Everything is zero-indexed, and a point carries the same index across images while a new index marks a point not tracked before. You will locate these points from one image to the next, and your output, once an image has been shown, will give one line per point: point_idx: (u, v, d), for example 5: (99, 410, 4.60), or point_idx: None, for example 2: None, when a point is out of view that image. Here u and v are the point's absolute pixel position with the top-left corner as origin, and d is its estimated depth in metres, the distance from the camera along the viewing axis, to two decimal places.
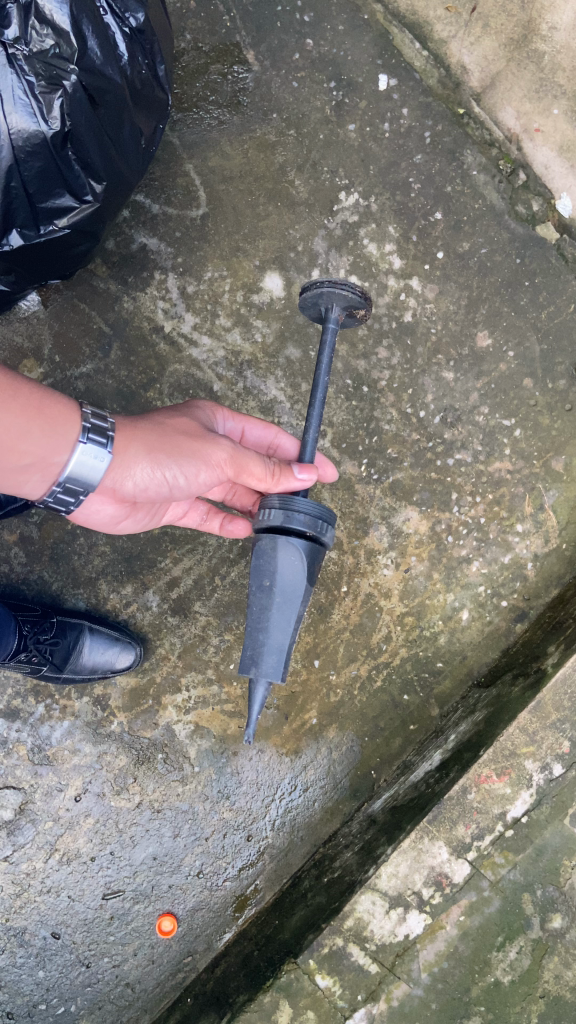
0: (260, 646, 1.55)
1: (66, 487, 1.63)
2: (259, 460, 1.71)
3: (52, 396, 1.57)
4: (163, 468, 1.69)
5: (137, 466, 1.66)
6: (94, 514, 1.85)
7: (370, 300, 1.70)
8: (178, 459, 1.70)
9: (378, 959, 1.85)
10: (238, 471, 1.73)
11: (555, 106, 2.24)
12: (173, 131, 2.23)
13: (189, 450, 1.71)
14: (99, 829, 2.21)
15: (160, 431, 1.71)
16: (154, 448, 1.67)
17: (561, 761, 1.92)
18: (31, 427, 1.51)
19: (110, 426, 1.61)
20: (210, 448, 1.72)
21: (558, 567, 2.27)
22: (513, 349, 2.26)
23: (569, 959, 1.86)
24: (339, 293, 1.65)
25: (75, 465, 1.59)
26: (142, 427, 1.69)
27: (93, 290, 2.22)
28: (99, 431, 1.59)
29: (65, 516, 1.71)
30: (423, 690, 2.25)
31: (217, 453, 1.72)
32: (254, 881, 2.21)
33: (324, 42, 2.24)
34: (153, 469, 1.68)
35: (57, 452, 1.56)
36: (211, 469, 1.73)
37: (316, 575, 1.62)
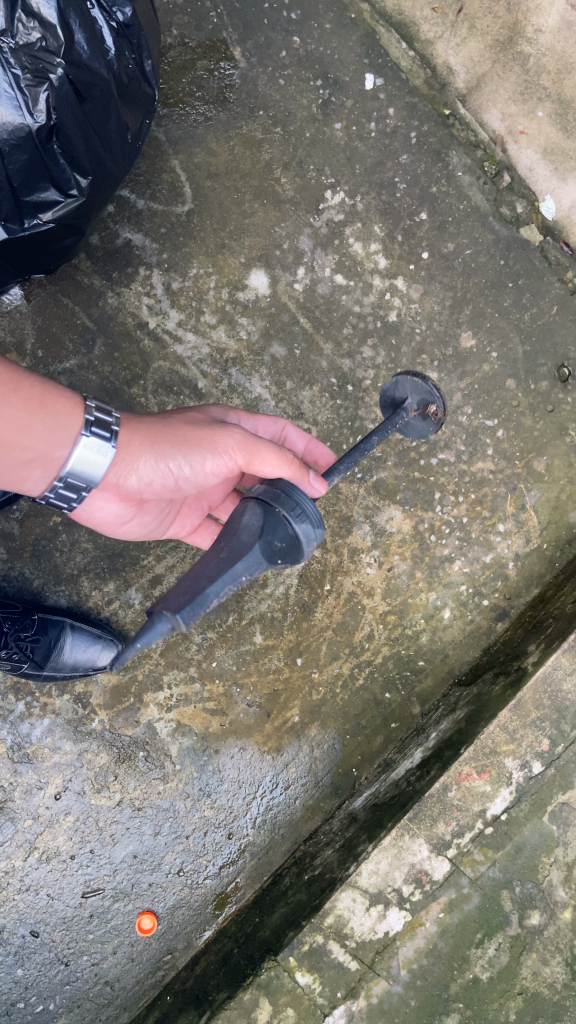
0: (179, 586, 1.33)
1: (68, 482, 1.64)
2: (271, 449, 1.64)
3: (56, 392, 1.60)
4: (167, 458, 1.69)
5: (141, 459, 1.67)
6: (97, 512, 1.83)
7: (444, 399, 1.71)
8: (182, 450, 1.69)
9: (358, 956, 1.86)
10: (249, 463, 1.67)
11: (539, 109, 2.25)
12: (159, 126, 2.21)
13: (194, 440, 1.69)
14: (79, 827, 2.20)
15: (166, 424, 1.72)
16: (157, 439, 1.67)
17: (541, 759, 1.94)
18: (33, 420, 1.54)
19: (114, 422, 1.63)
20: (216, 438, 1.68)
21: (538, 566, 2.29)
22: (496, 349, 2.27)
23: (546, 956, 1.89)
24: (415, 383, 1.71)
25: (77, 461, 1.60)
26: (149, 422, 1.71)
27: (77, 285, 2.20)
28: (102, 428, 1.60)
29: (66, 513, 1.73)
30: (405, 689, 2.27)
31: (225, 442, 1.68)
32: (234, 879, 2.22)
33: (311, 40, 2.24)
34: (157, 461, 1.68)
35: (59, 446, 1.57)
36: (218, 459, 1.69)
37: (278, 561, 1.41)
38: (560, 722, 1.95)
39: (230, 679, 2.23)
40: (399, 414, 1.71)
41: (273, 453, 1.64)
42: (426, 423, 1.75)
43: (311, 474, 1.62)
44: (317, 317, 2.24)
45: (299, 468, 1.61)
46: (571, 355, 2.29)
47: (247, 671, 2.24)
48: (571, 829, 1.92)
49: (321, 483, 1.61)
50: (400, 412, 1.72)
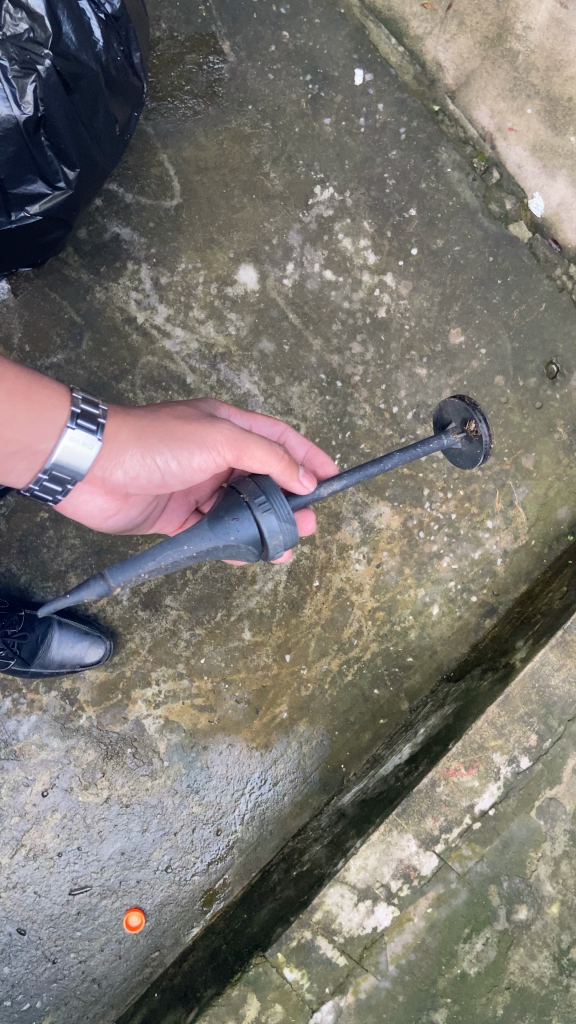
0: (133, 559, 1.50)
1: (52, 475, 1.63)
2: (261, 445, 1.64)
3: (41, 384, 1.60)
4: (153, 454, 1.68)
5: (127, 454, 1.66)
6: (83, 506, 1.82)
7: (488, 423, 1.67)
8: (170, 445, 1.67)
9: (347, 952, 1.86)
10: (238, 459, 1.67)
11: (528, 106, 2.25)
12: (147, 120, 2.19)
13: (182, 435, 1.68)
14: (67, 824, 2.19)
15: (155, 419, 1.71)
16: (144, 434, 1.66)
17: (528, 754, 1.95)
18: (17, 412, 1.53)
19: (101, 415, 1.62)
20: (205, 434, 1.67)
21: (526, 563, 2.30)
22: (485, 346, 2.28)
23: (534, 951, 1.89)
24: (456, 404, 1.72)
25: (62, 453, 1.60)
26: (136, 415, 1.70)
27: (64, 279, 2.18)
28: (89, 420, 1.60)
29: (50, 505, 1.72)
30: (393, 684, 2.27)
31: (214, 438, 1.67)
32: (222, 876, 2.22)
33: (300, 35, 2.23)
34: (143, 456, 1.67)
35: (43, 437, 1.57)
36: (205, 455, 1.68)
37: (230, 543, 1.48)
38: (547, 717, 1.96)
39: (219, 676, 2.23)
40: (441, 436, 1.73)
41: (264, 450, 1.64)
42: (472, 445, 1.72)
43: (301, 473, 1.67)
44: (307, 313, 2.24)
45: (289, 467, 1.65)
46: (559, 352, 2.30)
47: (236, 668, 2.23)
48: (558, 824, 1.93)
49: (310, 482, 1.68)
50: (442, 432, 1.75)
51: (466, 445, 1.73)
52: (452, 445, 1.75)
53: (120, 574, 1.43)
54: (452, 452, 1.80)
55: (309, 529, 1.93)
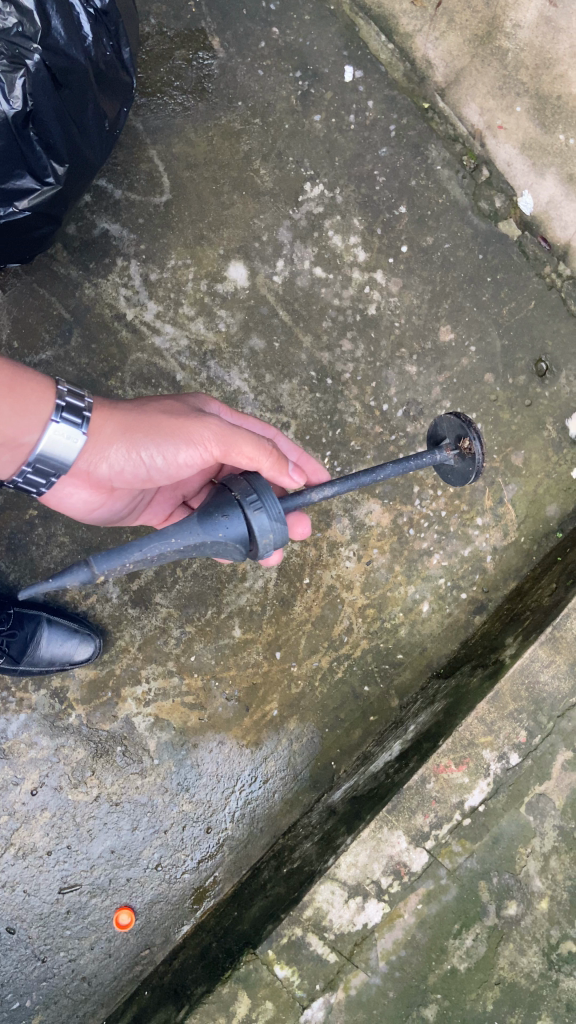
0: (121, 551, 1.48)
1: (36, 468, 1.64)
2: (249, 440, 1.66)
3: (26, 376, 1.60)
4: (138, 448, 1.68)
5: (112, 448, 1.67)
6: (67, 498, 1.81)
7: (483, 443, 1.72)
8: (155, 439, 1.67)
9: (337, 949, 1.86)
10: (225, 453, 1.67)
11: (518, 104, 2.26)
12: (137, 116, 2.18)
13: (168, 429, 1.68)
14: (56, 822, 2.18)
15: (141, 413, 1.71)
16: (129, 428, 1.67)
17: (518, 751, 1.95)
18: (1, 405, 1.53)
19: (86, 408, 1.63)
20: (191, 428, 1.68)
21: (516, 560, 2.31)
22: (474, 343, 2.29)
23: (523, 946, 1.90)
24: (453, 420, 1.74)
25: (46, 445, 1.60)
26: (122, 409, 1.70)
27: (53, 276, 2.17)
28: (74, 413, 1.61)
29: (35, 498, 1.73)
30: (384, 681, 2.27)
31: (202, 433, 1.67)
32: (212, 874, 2.21)
33: (290, 31, 2.22)
34: (128, 451, 1.68)
35: (27, 430, 1.58)
36: (192, 450, 1.68)
37: (219, 537, 1.48)
38: (537, 713, 1.97)
39: (209, 674, 2.22)
40: (435, 451, 1.74)
41: (251, 444, 1.66)
42: (465, 463, 1.75)
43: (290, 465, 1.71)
44: (297, 310, 2.24)
45: (277, 460, 1.68)
46: (548, 350, 2.31)
47: (226, 665, 2.23)
48: (548, 819, 1.94)
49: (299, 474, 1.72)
50: (436, 449, 1.76)
51: (461, 465, 1.75)
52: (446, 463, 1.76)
53: (104, 564, 1.40)
54: (441, 469, 1.81)
55: (306, 530, 1.94)
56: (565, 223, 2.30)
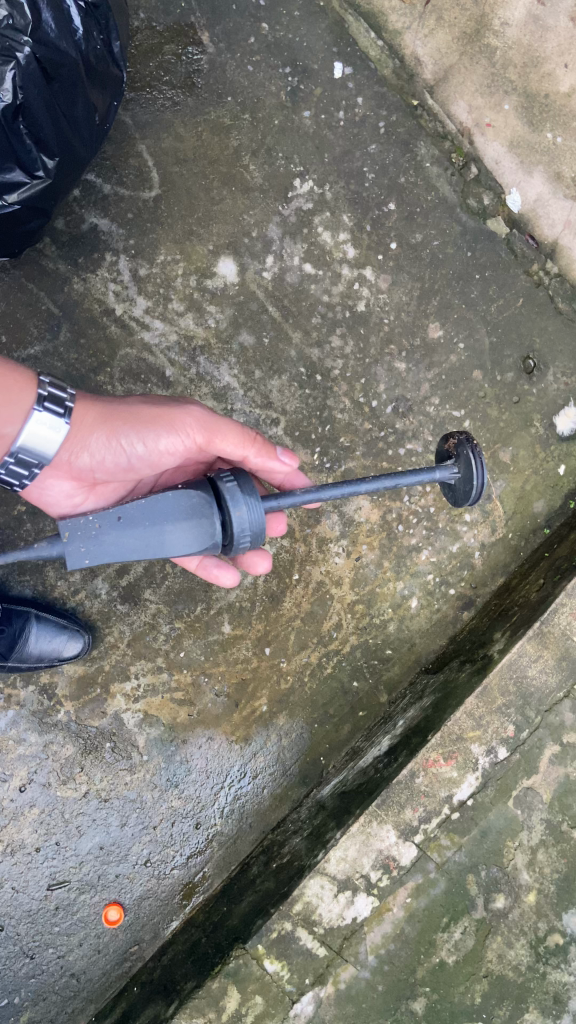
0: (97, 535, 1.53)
1: (18, 460, 1.65)
2: (232, 427, 1.69)
3: (7, 368, 1.60)
4: (118, 437, 1.70)
5: (93, 438, 1.69)
6: (49, 491, 1.83)
7: (470, 439, 1.74)
8: (135, 428, 1.69)
9: (326, 943, 1.87)
10: (209, 441, 1.70)
11: (506, 103, 2.27)
12: (126, 110, 2.17)
13: (149, 418, 1.70)
14: (44, 819, 2.17)
15: (121, 403, 1.73)
16: (110, 417, 1.68)
17: (506, 745, 1.97)
18: None
19: (68, 400, 1.64)
20: (173, 416, 1.70)
21: (504, 555, 2.33)
22: (463, 340, 2.29)
23: (511, 939, 1.92)
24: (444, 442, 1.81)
25: (27, 437, 1.61)
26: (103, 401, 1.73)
27: (42, 271, 2.16)
28: (56, 404, 1.61)
29: (17, 490, 1.73)
30: (373, 676, 2.28)
31: (183, 419, 1.70)
32: (201, 869, 2.22)
33: (280, 27, 2.22)
34: (109, 440, 1.69)
35: (10, 422, 1.58)
36: (174, 438, 1.70)
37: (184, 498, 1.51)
38: (525, 708, 1.98)
39: (198, 669, 2.22)
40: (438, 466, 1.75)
41: (235, 434, 1.70)
42: (467, 461, 1.72)
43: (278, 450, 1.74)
44: (286, 306, 2.24)
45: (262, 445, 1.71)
46: (536, 347, 2.32)
47: (215, 661, 2.23)
48: (535, 813, 1.95)
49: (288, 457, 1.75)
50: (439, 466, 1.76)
51: (463, 466, 1.73)
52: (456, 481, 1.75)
53: (70, 524, 1.48)
54: (458, 492, 1.76)
55: (280, 528, 1.98)
56: (551, 222, 2.32)
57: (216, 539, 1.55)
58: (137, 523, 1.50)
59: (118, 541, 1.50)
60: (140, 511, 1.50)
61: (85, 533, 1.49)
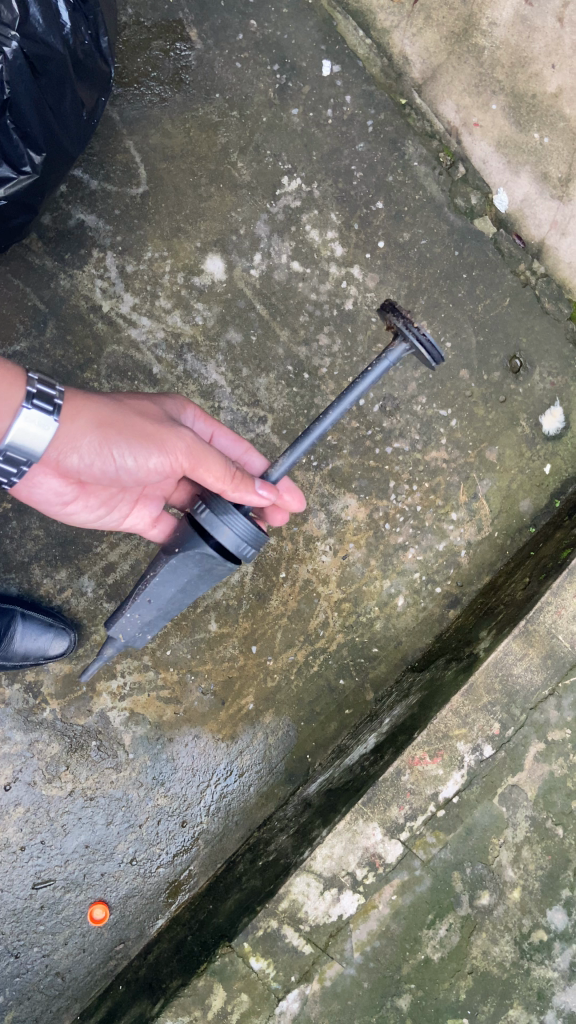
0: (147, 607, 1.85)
1: (7, 458, 1.61)
2: (217, 458, 1.67)
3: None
4: (109, 446, 1.68)
5: (83, 442, 1.66)
6: (36, 488, 1.82)
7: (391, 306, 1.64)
8: (127, 441, 1.68)
9: (312, 940, 1.87)
10: (194, 468, 1.69)
11: (493, 102, 2.29)
12: (113, 106, 2.17)
13: (142, 433, 1.69)
14: (30, 817, 2.17)
15: (118, 411, 1.71)
16: (103, 424, 1.67)
17: (491, 742, 1.98)
18: None
19: (57, 396, 1.61)
20: (165, 436, 1.70)
21: (490, 554, 2.33)
22: (450, 339, 2.30)
23: (496, 936, 1.93)
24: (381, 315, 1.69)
25: (16, 434, 1.58)
26: (99, 405, 1.70)
27: (28, 267, 2.15)
28: (45, 400, 1.59)
29: (5, 488, 1.70)
30: (359, 674, 2.28)
31: (175, 441, 1.71)
32: (187, 867, 2.21)
33: (268, 24, 2.22)
34: (99, 447, 1.68)
35: None
36: (163, 458, 1.71)
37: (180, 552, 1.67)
38: (510, 706, 1.99)
39: (184, 667, 2.22)
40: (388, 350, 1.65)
41: (218, 467, 1.67)
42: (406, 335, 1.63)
43: (258, 483, 1.70)
44: (274, 304, 2.23)
45: (242, 485, 1.67)
46: (522, 347, 2.33)
47: (202, 659, 2.23)
48: (520, 811, 1.96)
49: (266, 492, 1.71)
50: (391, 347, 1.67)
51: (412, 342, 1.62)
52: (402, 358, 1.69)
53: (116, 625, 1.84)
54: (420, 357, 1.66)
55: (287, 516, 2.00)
56: (538, 222, 2.34)
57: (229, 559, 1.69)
58: (160, 594, 1.76)
59: (158, 611, 1.80)
60: (154, 588, 1.74)
61: (130, 623, 1.82)
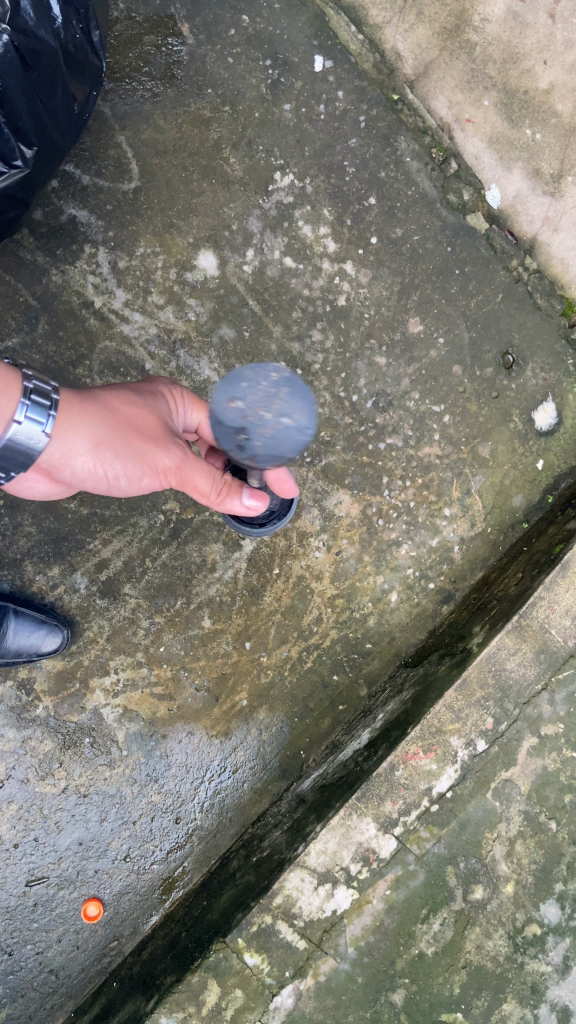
0: None
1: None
2: (202, 473, 1.65)
3: None
4: (102, 463, 1.65)
5: (77, 457, 1.64)
6: (27, 489, 1.82)
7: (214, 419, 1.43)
8: (121, 459, 1.65)
9: (306, 935, 1.88)
10: (181, 482, 1.68)
11: (485, 98, 2.29)
12: (105, 101, 2.16)
13: (136, 450, 1.65)
14: (23, 814, 2.17)
15: (111, 422, 1.66)
16: (98, 441, 1.63)
17: (485, 737, 1.98)
18: None
19: (52, 400, 1.59)
20: (157, 454, 1.65)
21: (483, 550, 2.34)
22: (443, 334, 2.30)
23: (489, 930, 1.93)
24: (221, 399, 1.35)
25: (9, 439, 1.56)
26: (93, 413, 1.66)
27: (20, 262, 2.15)
28: (40, 405, 1.57)
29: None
30: (353, 670, 2.28)
31: (161, 457, 1.65)
32: (181, 864, 2.21)
33: (260, 20, 2.21)
34: (93, 463, 1.65)
35: None
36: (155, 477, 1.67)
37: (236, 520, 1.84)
38: (503, 701, 2.00)
39: (178, 664, 2.22)
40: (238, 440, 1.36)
41: (206, 480, 1.65)
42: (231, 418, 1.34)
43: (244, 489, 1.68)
44: (267, 300, 2.23)
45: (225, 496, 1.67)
46: (515, 342, 2.33)
47: (196, 655, 2.22)
48: (513, 805, 1.97)
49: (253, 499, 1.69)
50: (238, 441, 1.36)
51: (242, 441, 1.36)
52: (258, 412, 1.31)
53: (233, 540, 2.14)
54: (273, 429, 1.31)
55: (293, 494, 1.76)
56: (530, 219, 2.34)
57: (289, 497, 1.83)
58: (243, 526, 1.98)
59: None
60: None
61: None
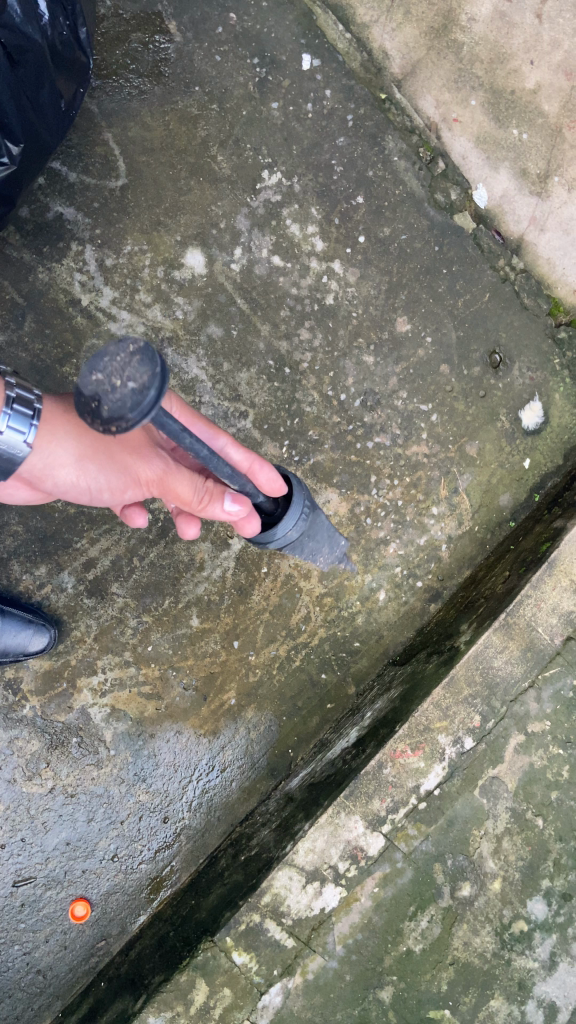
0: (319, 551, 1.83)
1: None
2: (183, 479, 1.62)
3: None
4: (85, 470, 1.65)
5: (60, 466, 1.64)
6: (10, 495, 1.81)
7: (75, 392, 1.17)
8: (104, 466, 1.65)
9: (295, 933, 1.88)
10: (164, 490, 1.66)
11: (472, 98, 2.30)
12: (92, 99, 2.15)
13: (118, 457, 1.64)
14: (10, 815, 2.16)
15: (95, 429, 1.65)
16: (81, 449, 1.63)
17: (472, 735, 1.99)
18: None
19: (34, 409, 1.56)
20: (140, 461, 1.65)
21: (470, 548, 2.34)
22: (431, 333, 2.30)
23: (477, 926, 1.94)
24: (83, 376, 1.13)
25: None
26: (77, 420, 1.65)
27: (6, 259, 2.13)
28: (23, 413, 1.53)
29: None
30: (341, 668, 2.29)
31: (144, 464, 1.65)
32: (169, 863, 2.21)
33: (248, 18, 2.21)
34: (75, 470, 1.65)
35: None
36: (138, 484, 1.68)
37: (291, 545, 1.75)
38: (490, 698, 2.01)
39: (166, 663, 2.21)
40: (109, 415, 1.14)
41: (189, 485, 1.61)
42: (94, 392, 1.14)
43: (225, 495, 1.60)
44: (255, 299, 2.23)
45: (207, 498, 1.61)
46: (502, 342, 2.34)
47: (184, 655, 2.22)
48: (500, 803, 1.98)
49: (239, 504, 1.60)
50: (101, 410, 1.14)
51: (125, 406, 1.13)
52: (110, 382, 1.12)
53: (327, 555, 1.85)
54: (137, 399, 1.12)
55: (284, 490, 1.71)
56: (517, 219, 2.35)
57: (295, 494, 1.70)
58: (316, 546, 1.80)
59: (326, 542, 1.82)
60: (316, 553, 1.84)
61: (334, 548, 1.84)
